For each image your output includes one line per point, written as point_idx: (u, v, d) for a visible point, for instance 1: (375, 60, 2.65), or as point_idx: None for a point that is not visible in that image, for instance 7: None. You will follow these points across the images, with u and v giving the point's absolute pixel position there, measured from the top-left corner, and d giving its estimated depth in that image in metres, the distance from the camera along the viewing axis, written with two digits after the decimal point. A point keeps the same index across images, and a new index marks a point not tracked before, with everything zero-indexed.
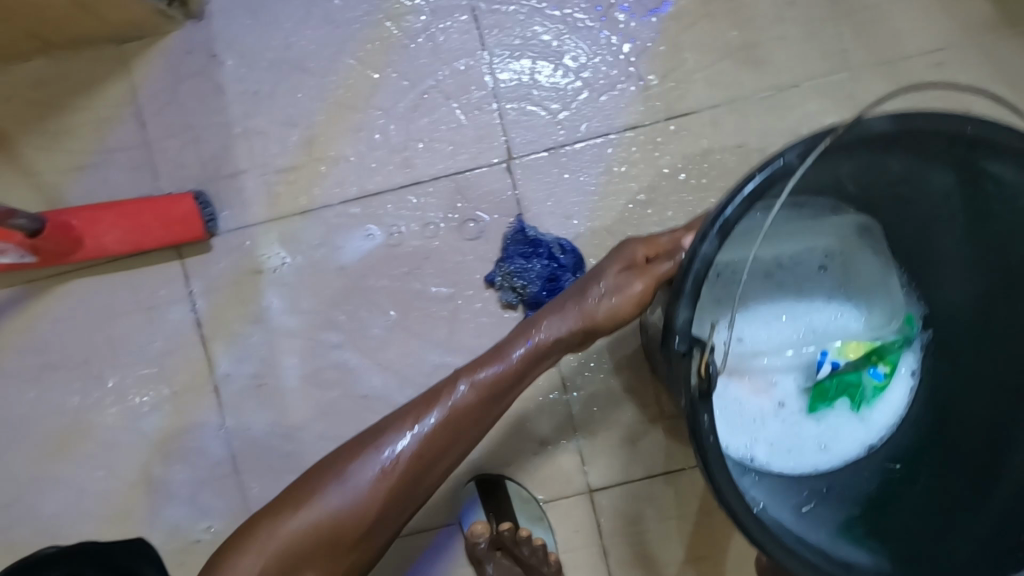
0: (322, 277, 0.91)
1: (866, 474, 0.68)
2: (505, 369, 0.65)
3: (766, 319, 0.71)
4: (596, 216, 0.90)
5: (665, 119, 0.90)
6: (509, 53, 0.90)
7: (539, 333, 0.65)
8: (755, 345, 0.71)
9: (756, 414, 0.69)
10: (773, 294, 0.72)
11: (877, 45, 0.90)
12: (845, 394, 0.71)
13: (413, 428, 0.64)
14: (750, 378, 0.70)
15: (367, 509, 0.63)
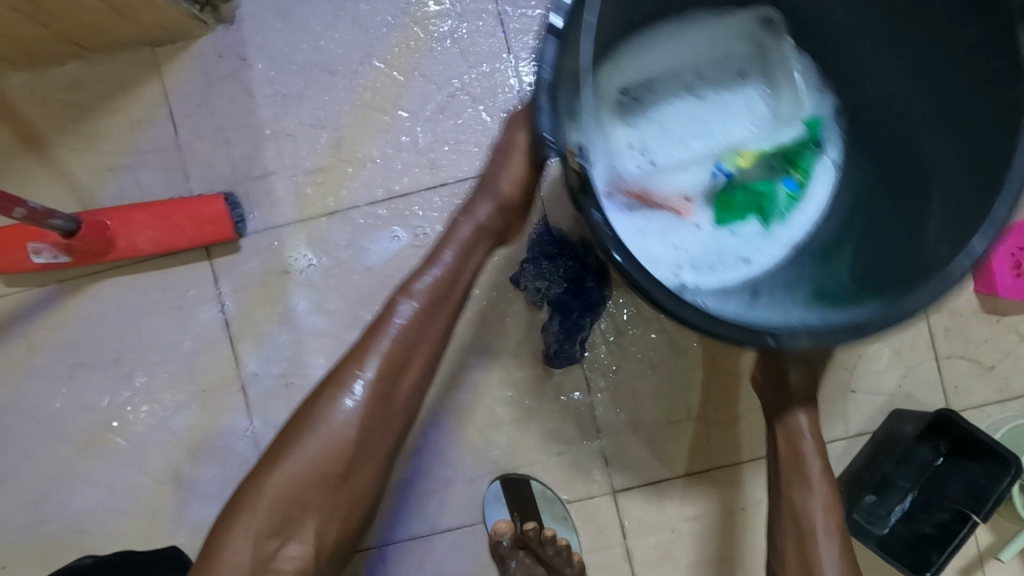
0: (349, 277, 0.92)
1: (801, 261, 0.69)
2: (440, 272, 0.68)
3: (669, 140, 0.70)
4: None
5: None
6: (534, 57, 0.91)
7: (458, 230, 0.70)
8: (663, 166, 0.69)
9: (675, 236, 0.67)
10: (673, 115, 0.71)
11: None
12: (756, 203, 0.72)
13: (372, 355, 0.66)
14: (665, 201, 0.68)
15: (344, 442, 0.64)
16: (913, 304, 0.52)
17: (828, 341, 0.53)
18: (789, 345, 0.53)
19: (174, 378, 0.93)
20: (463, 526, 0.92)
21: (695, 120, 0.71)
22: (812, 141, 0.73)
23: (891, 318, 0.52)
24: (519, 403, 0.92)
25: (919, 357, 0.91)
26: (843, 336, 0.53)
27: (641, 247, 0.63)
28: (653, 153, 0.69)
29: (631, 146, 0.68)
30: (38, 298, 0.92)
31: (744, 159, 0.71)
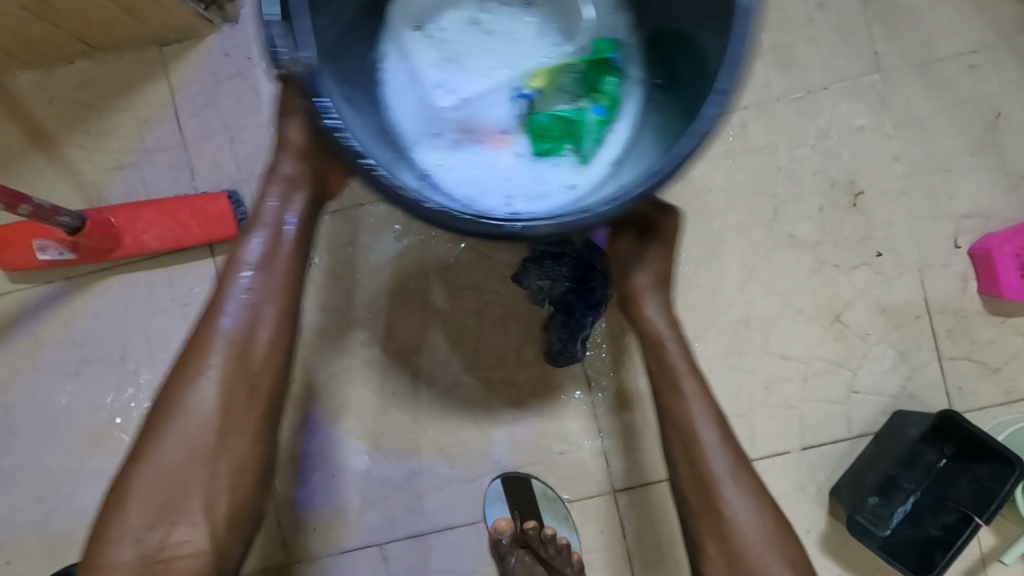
0: (352, 275, 0.92)
1: (614, 175, 0.60)
2: (267, 234, 0.68)
3: (481, 69, 0.66)
4: None
5: None
6: None
7: (268, 197, 0.69)
8: (472, 98, 0.65)
9: (496, 168, 0.62)
10: (481, 42, 0.67)
11: (908, 46, 0.90)
12: (570, 127, 0.63)
13: (218, 328, 0.65)
14: (481, 134, 0.64)
15: (209, 414, 0.63)
16: (653, 180, 0.50)
17: (582, 224, 0.50)
18: (529, 235, 0.49)
19: None
20: (464, 524, 0.92)
21: (482, 46, 0.67)
22: (610, 65, 0.65)
23: (631, 198, 0.50)
24: (521, 401, 0.93)
25: (923, 358, 0.91)
26: (587, 219, 0.49)
27: (467, 183, 0.60)
28: (456, 84, 0.65)
29: (445, 81, 0.66)
30: (46, 295, 0.93)
31: (538, 80, 0.65)
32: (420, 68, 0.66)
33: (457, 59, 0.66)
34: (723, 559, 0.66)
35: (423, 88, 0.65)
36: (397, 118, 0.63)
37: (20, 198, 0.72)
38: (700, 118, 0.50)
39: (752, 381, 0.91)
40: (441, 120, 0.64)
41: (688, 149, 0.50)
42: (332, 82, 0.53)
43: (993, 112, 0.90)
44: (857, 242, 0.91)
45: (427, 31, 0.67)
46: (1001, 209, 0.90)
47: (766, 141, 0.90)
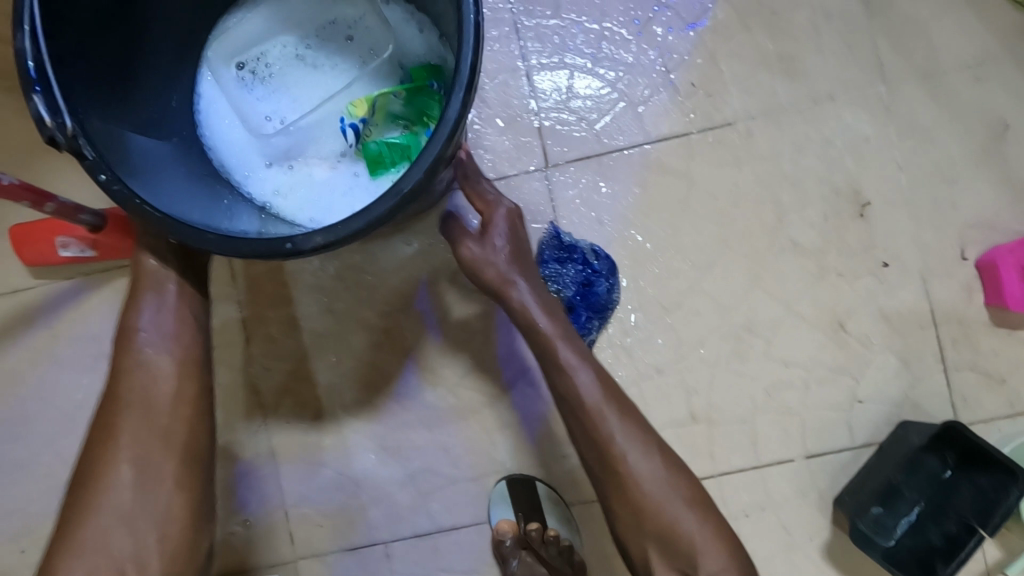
0: (360, 277, 0.94)
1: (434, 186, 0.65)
2: (148, 300, 0.69)
3: (312, 102, 0.75)
4: (630, 224, 0.92)
5: (700, 131, 0.92)
6: (548, 64, 0.93)
7: (143, 264, 0.69)
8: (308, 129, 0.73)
9: (333, 190, 0.72)
10: (312, 77, 0.75)
11: (914, 58, 0.91)
12: (398, 150, 0.70)
13: (128, 402, 0.67)
14: (319, 162, 0.73)
15: (130, 485, 0.65)
16: (412, 178, 0.54)
17: (350, 234, 0.54)
18: (306, 248, 0.53)
19: None
20: (466, 524, 0.93)
21: (307, 81, 0.75)
22: (429, 90, 0.71)
23: (394, 196, 0.54)
24: (525, 404, 0.94)
25: (927, 368, 0.91)
26: (352, 225, 0.54)
27: (306, 206, 0.71)
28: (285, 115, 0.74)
29: (273, 117, 0.74)
30: (64, 292, 0.96)
31: (360, 108, 0.72)
32: (248, 108, 0.74)
33: (281, 97, 0.75)
34: (630, 515, 0.73)
35: (258, 126, 0.74)
36: (230, 160, 0.73)
37: (48, 201, 0.74)
38: (448, 107, 0.55)
39: (755, 388, 0.92)
40: (278, 152, 0.73)
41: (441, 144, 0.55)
42: (111, 136, 0.59)
43: (997, 125, 0.91)
44: (862, 251, 0.91)
45: (254, 73, 0.75)
46: (1006, 221, 0.91)
47: (771, 151, 0.91)
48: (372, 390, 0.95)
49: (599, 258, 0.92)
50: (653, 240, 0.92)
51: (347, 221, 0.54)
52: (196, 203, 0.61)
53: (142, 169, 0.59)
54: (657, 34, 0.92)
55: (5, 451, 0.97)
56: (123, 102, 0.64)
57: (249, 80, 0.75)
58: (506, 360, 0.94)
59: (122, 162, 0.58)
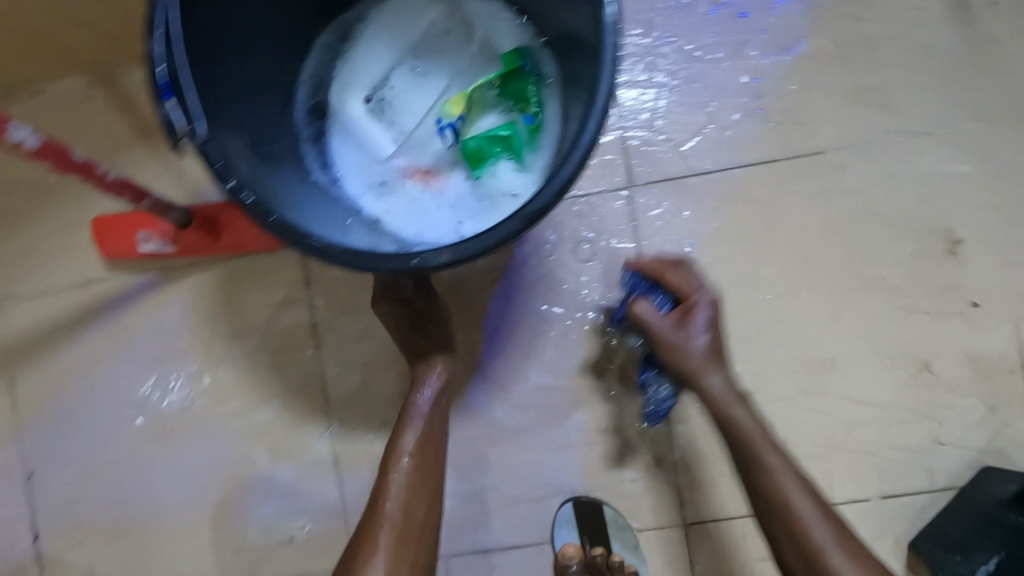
0: (433, 288, 0.93)
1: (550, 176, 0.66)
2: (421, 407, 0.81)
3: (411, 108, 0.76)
4: (711, 249, 0.90)
5: (790, 159, 0.90)
6: (636, 82, 0.91)
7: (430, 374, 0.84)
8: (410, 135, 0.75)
9: (441, 193, 0.73)
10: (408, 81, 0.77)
11: (1015, 96, 0.89)
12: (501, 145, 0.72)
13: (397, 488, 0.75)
14: (424, 168, 0.74)
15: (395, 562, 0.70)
16: (542, 200, 0.52)
17: (480, 250, 0.53)
18: (432, 264, 0.53)
19: (258, 373, 0.95)
20: (526, 543, 0.92)
21: (412, 91, 0.76)
22: (524, 75, 0.72)
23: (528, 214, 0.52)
24: (593, 427, 0.92)
25: (1013, 415, 0.88)
26: (480, 243, 0.53)
27: (416, 215, 0.72)
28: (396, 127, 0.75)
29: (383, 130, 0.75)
30: (137, 286, 0.96)
31: (457, 108, 0.74)
32: (359, 121, 0.75)
33: (389, 109, 0.76)
34: None
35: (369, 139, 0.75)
36: (338, 175, 0.73)
37: (127, 194, 0.72)
38: (584, 131, 0.52)
39: (832, 424, 0.90)
40: (382, 163, 0.74)
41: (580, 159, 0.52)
42: (238, 143, 0.59)
43: None
44: (951, 291, 0.89)
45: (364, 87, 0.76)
46: None
47: (860, 183, 0.89)
48: None
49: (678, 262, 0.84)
50: (734, 267, 0.90)
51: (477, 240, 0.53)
52: (323, 221, 0.60)
53: (270, 181, 0.60)
54: (750, 58, 0.90)
55: (71, 442, 0.97)
56: (242, 109, 0.64)
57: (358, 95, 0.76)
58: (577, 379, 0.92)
59: (253, 169, 0.58)
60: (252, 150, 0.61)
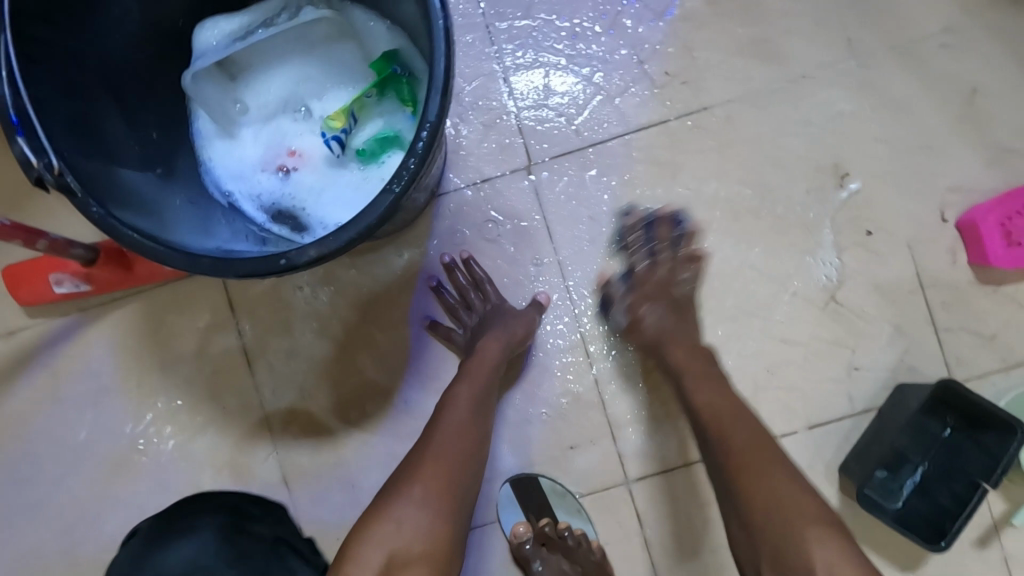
0: (356, 291, 0.94)
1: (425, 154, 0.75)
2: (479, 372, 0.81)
3: (283, 102, 0.80)
4: (619, 217, 0.94)
5: (680, 118, 0.93)
6: (522, 65, 0.94)
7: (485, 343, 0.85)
8: (280, 132, 0.81)
9: (319, 185, 0.79)
10: (284, 69, 0.79)
11: (883, 29, 0.91)
12: (382, 146, 0.79)
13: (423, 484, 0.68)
14: (304, 168, 0.80)
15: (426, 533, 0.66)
16: (383, 204, 0.53)
17: (346, 244, 0.54)
18: (301, 261, 0.54)
19: (196, 401, 0.96)
20: (481, 525, 0.94)
21: (294, 94, 0.80)
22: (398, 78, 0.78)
23: (390, 195, 0.53)
24: (528, 405, 0.94)
25: (920, 330, 0.92)
26: (339, 237, 0.53)
27: (314, 208, 0.79)
28: (287, 139, 0.80)
29: (267, 144, 0.80)
30: (61, 330, 0.96)
31: (338, 121, 0.79)
32: (238, 140, 0.80)
33: (269, 125, 0.80)
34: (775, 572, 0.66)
35: (262, 156, 0.80)
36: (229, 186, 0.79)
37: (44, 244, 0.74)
38: (427, 110, 0.53)
39: (754, 364, 0.93)
40: (261, 170, 0.80)
41: (427, 141, 0.53)
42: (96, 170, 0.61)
43: (968, 89, 0.91)
44: (847, 223, 0.92)
45: (244, 99, 0.79)
46: (992, 181, 0.91)
47: (749, 136, 0.93)
48: (378, 402, 0.95)
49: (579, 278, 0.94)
50: (654, 215, 0.94)
51: (328, 238, 0.53)
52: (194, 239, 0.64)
53: (138, 208, 0.62)
54: (627, 29, 0.94)
55: (22, 496, 0.97)
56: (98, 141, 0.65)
57: (238, 112, 0.79)
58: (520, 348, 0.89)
59: (121, 202, 0.61)
60: (115, 185, 0.62)
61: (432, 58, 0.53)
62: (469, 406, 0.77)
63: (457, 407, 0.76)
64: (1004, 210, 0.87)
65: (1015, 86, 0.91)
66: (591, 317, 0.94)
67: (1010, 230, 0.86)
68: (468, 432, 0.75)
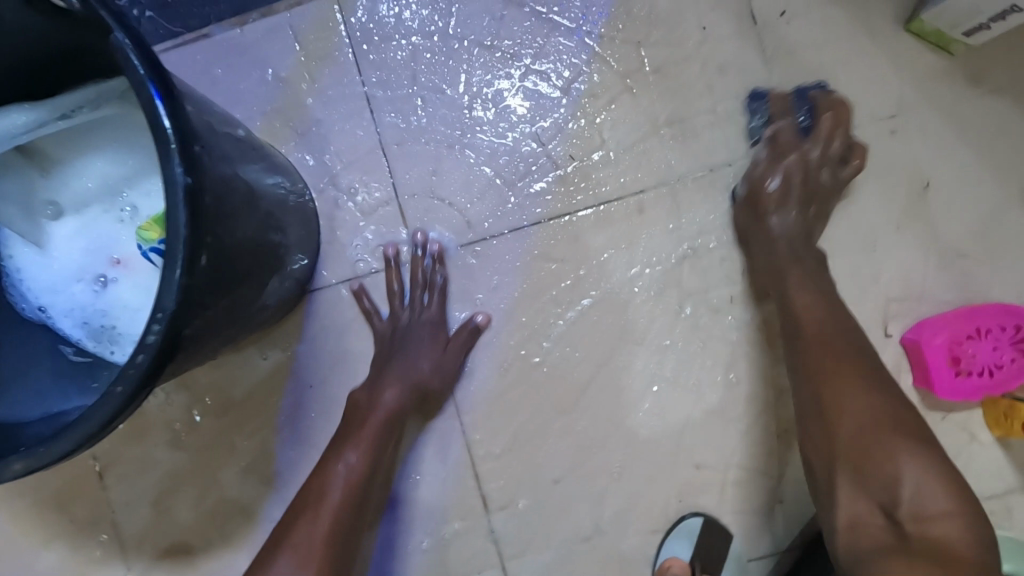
0: (216, 397, 0.84)
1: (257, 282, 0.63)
2: (382, 411, 0.71)
3: (104, 201, 0.69)
4: (514, 319, 0.82)
5: (585, 209, 0.81)
6: (407, 144, 0.82)
7: (413, 369, 0.76)
8: (99, 235, 0.69)
9: (140, 301, 0.67)
10: (103, 166, 0.68)
11: (822, 110, 0.78)
12: None
13: (292, 547, 0.59)
14: (126, 278, 0.68)
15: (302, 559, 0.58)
16: (101, 414, 0.42)
17: (64, 457, 0.43)
18: (11, 471, 0.44)
19: (40, 514, 0.86)
20: None
21: (115, 193, 0.69)
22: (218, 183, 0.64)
23: (111, 399, 0.41)
24: (407, 537, 0.82)
25: None
26: (53, 449, 0.43)
27: (133, 328, 0.67)
28: (108, 246, 0.68)
29: (84, 251, 0.68)
30: None
31: (153, 231, 0.66)
32: (47, 245, 0.68)
33: (88, 227, 0.69)
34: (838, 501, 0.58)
35: (76, 263, 0.68)
36: (39, 298, 0.68)
37: None
38: (161, 295, 0.41)
39: (666, 492, 0.81)
40: (76, 280, 0.68)
41: (158, 333, 0.41)
42: None
43: (921, 183, 0.77)
44: (776, 335, 0.79)
45: (56, 199, 0.68)
46: (943, 290, 0.78)
47: (665, 228, 0.80)
48: (240, 521, 0.84)
49: (469, 389, 0.82)
50: (555, 317, 0.81)
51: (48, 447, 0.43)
52: None
53: None
54: (527, 103, 0.81)
55: None
56: None
57: (49, 215, 0.67)
58: (435, 390, 0.79)
59: None
60: None
61: (171, 227, 0.41)
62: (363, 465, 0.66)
63: (333, 487, 0.64)
64: (958, 330, 0.75)
65: (976, 179, 0.77)
66: (480, 433, 0.82)
67: (958, 355, 0.74)
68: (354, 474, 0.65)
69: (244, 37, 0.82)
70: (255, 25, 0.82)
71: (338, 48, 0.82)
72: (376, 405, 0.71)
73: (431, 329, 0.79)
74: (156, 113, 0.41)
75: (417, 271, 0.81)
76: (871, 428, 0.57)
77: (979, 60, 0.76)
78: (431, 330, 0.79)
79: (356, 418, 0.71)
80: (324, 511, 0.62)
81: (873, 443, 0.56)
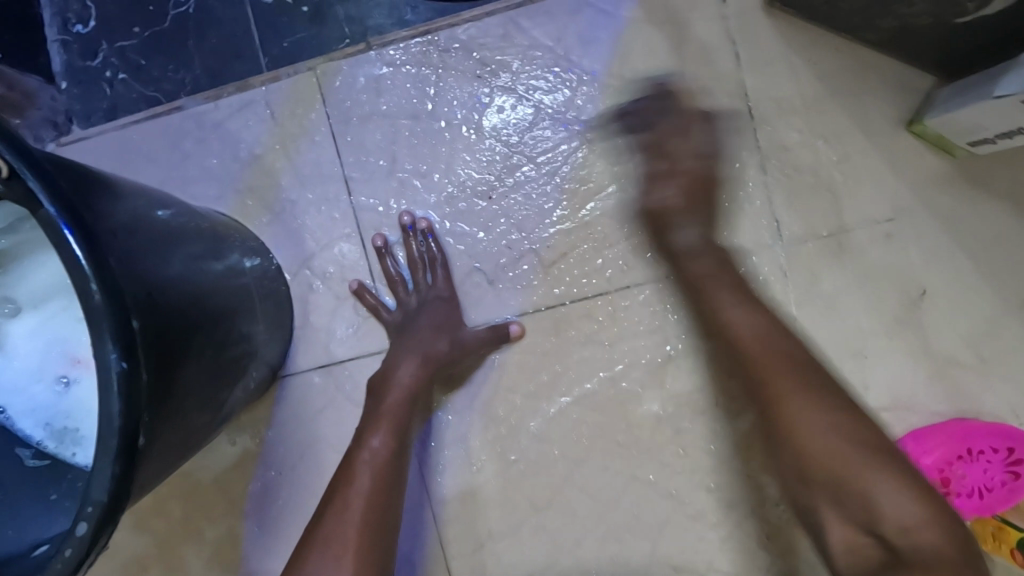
0: (182, 481, 0.81)
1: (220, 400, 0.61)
2: (399, 389, 0.70)
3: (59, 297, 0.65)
4: (491, 413, 0.79)
5: (569, 302, 0.78)
6: (385, 229, 0.79)
7: (412, 360, 0.71)
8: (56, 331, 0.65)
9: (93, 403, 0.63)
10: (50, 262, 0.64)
11: (816, 210, 0.75)
12: None
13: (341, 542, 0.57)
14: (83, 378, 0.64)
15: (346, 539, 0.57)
16: None
17: None
18: None
19: None
20: None
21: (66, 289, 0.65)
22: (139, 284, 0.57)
23: None
24: None
25: None
26: None
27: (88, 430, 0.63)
28: (65, 346, 0.65)
29: (42, 349, 0.65)
30: None
31: None
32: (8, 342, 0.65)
33: (46, 324, 0.65)
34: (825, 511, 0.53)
35: (34, 362, 0.65)
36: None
37: None
38: (88, 490, 0.39)
39: None
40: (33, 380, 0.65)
41: (86, 531, 0.39)
42: None
43: (916, 291, 0.75)
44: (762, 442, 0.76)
45: (12, 297, 0.65)
46: (935, 402, 0.75)
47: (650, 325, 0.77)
48: None
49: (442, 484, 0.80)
50: (534, 412, 0.79)
51: None
52: None
53: None
54: (511, 192, 0.78)
55: None
56: None
57: (8, 313, 0.65)
58: (453, 362, 0.74)
59: None
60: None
61: (101, 418, 0.39)
62: (390, 452, 0.65)
63: (362, 469, 0.63)
64: (949, 451, 0.73)
65: (974, 290, 0.74)
66: (452, 530, 0.79)
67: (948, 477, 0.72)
68: (387, 459, 0.64)
69: (217, 111, 0.80)
70: (229, 99, 0.80)
71: (317, 127, 0.79)
72: (397, 384, 0.70)
73: (446, 311, 0.76)
74: (90, 293, 0.39)
75: (421, 250, 0.77)
76: (890, 484, 0.50)
77: (981, 168, 0.74)
78: (440, 310, 0.75)
79: (367, 421, 0.68)
80: (356, 496, 0.61)
81: (819, 446, 0.52)
